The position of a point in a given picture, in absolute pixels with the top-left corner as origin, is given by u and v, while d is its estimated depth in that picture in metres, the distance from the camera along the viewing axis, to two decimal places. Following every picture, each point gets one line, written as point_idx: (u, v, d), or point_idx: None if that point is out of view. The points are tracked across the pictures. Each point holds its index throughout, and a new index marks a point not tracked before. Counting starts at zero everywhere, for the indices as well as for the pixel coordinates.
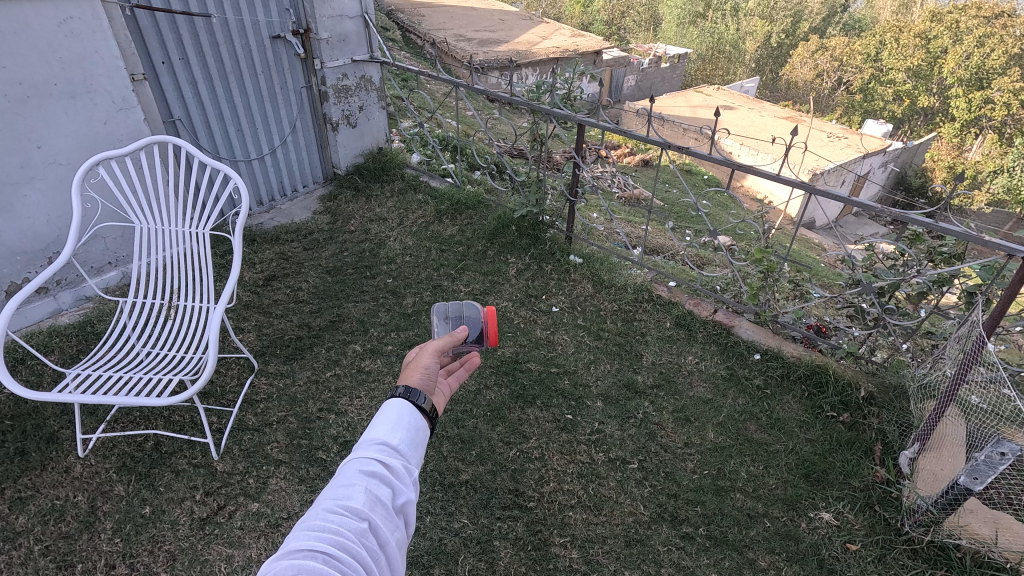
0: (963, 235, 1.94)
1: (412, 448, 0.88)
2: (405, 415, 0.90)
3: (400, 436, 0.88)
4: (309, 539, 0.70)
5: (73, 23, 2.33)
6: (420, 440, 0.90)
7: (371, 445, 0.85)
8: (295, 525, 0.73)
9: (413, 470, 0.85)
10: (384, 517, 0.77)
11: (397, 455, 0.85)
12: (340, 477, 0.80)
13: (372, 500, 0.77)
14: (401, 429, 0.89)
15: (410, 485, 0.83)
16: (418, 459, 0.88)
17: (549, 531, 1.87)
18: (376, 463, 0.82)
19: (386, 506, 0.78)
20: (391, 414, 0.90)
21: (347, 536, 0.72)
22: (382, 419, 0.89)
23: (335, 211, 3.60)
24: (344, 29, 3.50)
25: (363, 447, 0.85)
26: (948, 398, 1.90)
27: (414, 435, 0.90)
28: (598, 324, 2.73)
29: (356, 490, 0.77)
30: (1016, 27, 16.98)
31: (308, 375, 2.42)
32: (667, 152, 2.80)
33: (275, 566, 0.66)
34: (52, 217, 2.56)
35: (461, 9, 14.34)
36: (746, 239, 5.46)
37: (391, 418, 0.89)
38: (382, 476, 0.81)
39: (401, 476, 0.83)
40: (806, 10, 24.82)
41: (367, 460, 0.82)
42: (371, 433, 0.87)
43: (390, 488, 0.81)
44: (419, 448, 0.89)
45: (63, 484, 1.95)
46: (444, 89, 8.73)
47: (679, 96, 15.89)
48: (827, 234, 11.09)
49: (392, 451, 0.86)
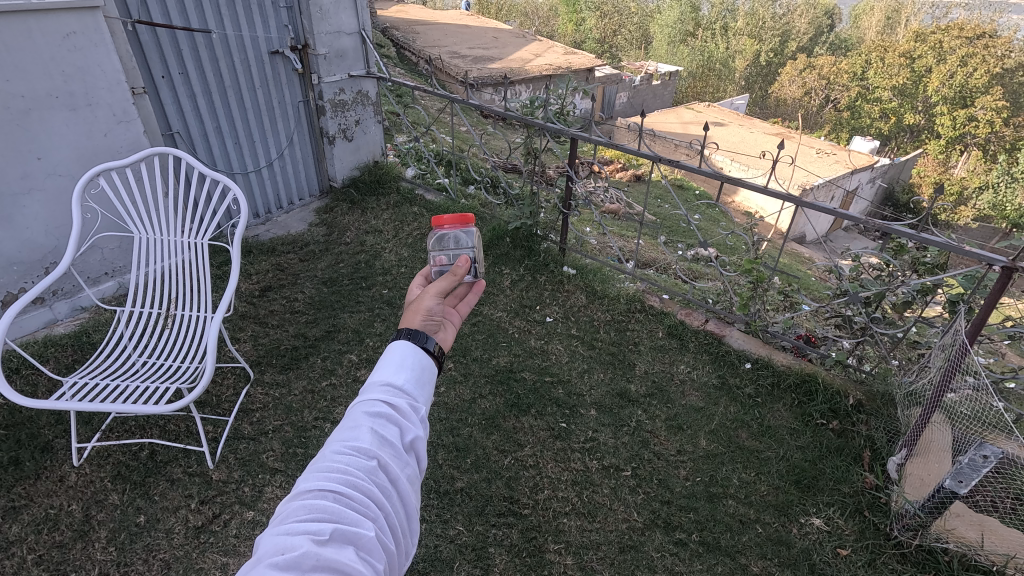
0: (945, 245, 1.99)
1: (418, 387, 0.90)
2: (407, 355, 0.92)
3: (404, 376, 0.89)
4: (318, 480, 0.73)
5: (76, 37, 2.38)
6: (426, 378, 0.91)
7: (377, 387, 0.87)
8: (307, 467, 0.75)
9: (420, 409, 0.87)
10: (393, 455, 0.79)
11: (403, 395, 0.87)
12: (347, 421, 0.82)
13: (379, 440, 0.79)
14: (405, 369, 0.90)
15: (418, 423, 0.85)
16: (425, 397, 0.89)
17: (544, 538, 1.88)
18: (381, 404, 0.84)
19: (395, 445, 0.80)
20: (394, 354, 0.92)
21: (356, 475, 0.74)
22: (387, 361, 0.91)
23: (331, 223, 3.63)
24: (342, 46, 3.59)
25: (369, 390, 0.87)
26: (931, 406, 1.95)
27: (419, 373, 0.91)
28: (591, 334, 2.76)
29: (362, 431, 0.79)
30: (998, 48, 17.47)
31: (304, 385, 2.43)
32: (658, 166, 2.75)
33: (288, 507, 0.70)
34: (49, 228, 2.57)
35: (456, 27, 14.56)
36: (737, 251, 5.56)
37: (394, 359, 0.91)
38: (388, 416, 0.83)
39: (408, 415, 0.85)
40: (793, 30, 25.31)
41: (372, 402, 0.84)
42: (375, 377, 0.89)
43: (398, 427, 0.83)
44: (426, 386, 0.91)
45: (57, 493, 1.95)
46: (438, 104, 8.87)
47: (671, 112, 16.06)
48: (817, 248, 11.25)
49: (397, 391, 0.87)
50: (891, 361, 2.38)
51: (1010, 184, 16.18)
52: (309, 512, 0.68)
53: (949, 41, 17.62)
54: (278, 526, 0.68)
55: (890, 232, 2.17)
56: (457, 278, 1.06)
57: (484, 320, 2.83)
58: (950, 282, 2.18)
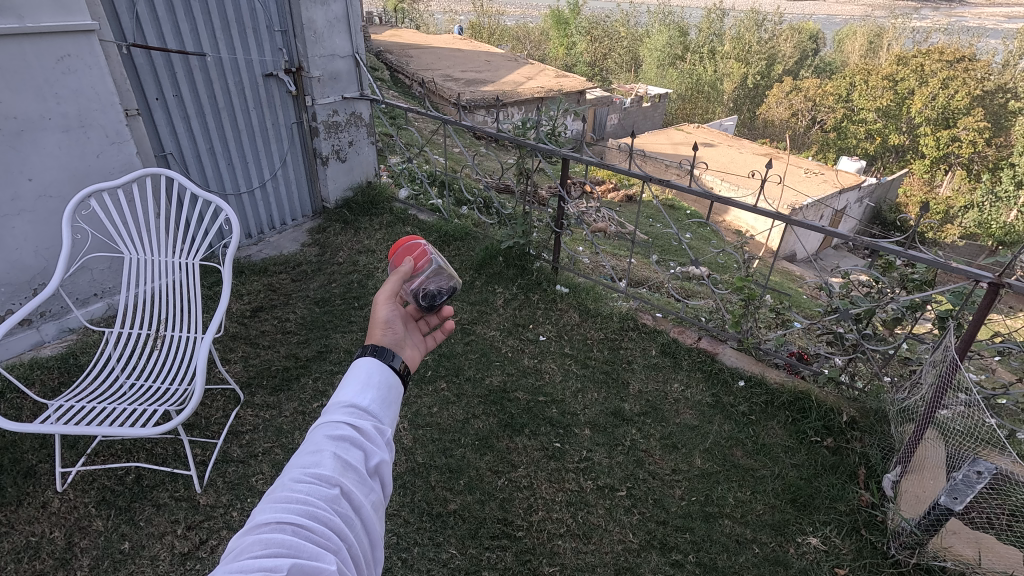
0: (932, 261, 2.01)
1: (383, 408, 0.88)
2: (373, 373, 0.91)
3: (369, 395, 0.88)
4: (276, 511, 0.70)
5: (70, 60, 2.39)
6: (392, 398, 0.91)
7: (341, 408, 0.85)
8: (263, 496, 0.73)
9: (385, 431, 0.86)
10: (357, 481, 0.78)
11: (368, 417, 0.86)
12: (308, 444, 0.80)
13: (342, 466, 0.78)
14: (370, 389, 0.89)
15: (382, 446, 0.84)
16: (390, 418, 0.88)
17: (539, 561, 1.85)
18: (345, 426, 0.83)
19: (359, 470, 0.79)
20: (359, 371, 0.91)
21: (317, 504, 0.72)
22: (351, 380, 0.90)
23: (323, 243, 3.64)
24: (335, 68, 3.62)
25: (332, 411, 0.85)
26: (925, 422, 1.95)
27: (385, 393, 0.90)
28: (585, 353, 2.76)
29: (324, 456, 0.78)
30: (977, 71, 17.93)
31: (295, 406, 2.40)
32: (649, 186, 2.72)
33: (242, 542, 0.67)
34: (39, 249, 2.55)
35: (448, 51, 14.78)
36: (728, 269, 5.60)
37: (359, 378, 0.90)
38: (352, 440, 0.81)
39: (373, 438, 0.84)
40: (779, 54, 25.86)
41: (335, 425, 0.82)
42: (339, 396, 0.87)
43: (362, 451, 0.81)
44: (391, 407, 0.90)
45: (39, 520, 1.90)
46: (432, 126, 8.96)
47: (661, 133, 16.55)
48: (808, 267, 11.37)
49: (362, 412, 0.86)
50: (883, 377, 2.39)
51: (995, 203, 16.83)
52: (265, 548, 0.66)
53: (930, 65, 17.94)
54: (231, 563, 0.64)
55: (878, 249, 2.19)
56: (399, 278, 1.12)
57: (477, 340, 2.82)
58: (939, 299, 2.20)
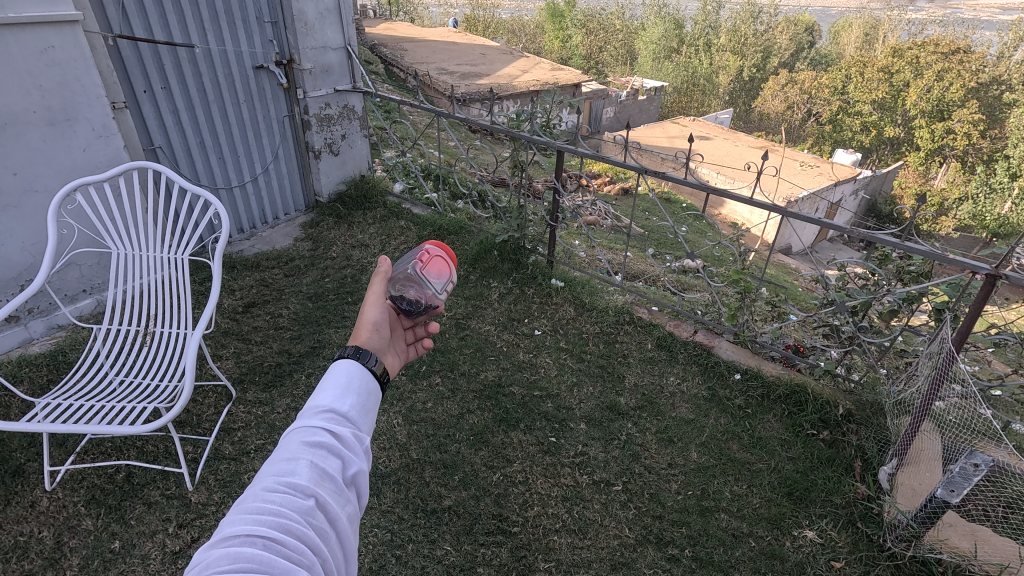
0: (929, 254, 1.99)
1: (361, 414, 0.87)
2: (354, 377, 0.90)
3: (347, 402, 0.87)
4: (246, 523, 0.68)
5: (54, 52, 2.35)
6: (370, 405, 0.90)
7: (319, 414, 0.84)
8: (232, 506, 0.70)
9: (363, 439, 0.84)
10: (334, 492, 0.76)
11: (346, 423, 0.84)
12: (283, 452, 0.77)
13: (318, 475, 0.76)
14: (350, 395, 0.88)
15: (360, 455, 0.83)
16: (368, 425, 0.87)
17: (534, 557, 1.84)
18: (322, 433, 0.81)
19: (336, 480, 0.77)
20: (338, 375, 0.90)
21: (290, 517, 0.70)
22: (330, 385, 0.88)
23: (316, 238, 3.60)
24: (327, 60, 3.57)
25: (309, 416, 0.83)
26: (921, 414, 1.94)
27: (363, 399, 0.89)
28: (580, 347, 2.74)
29: (300, 465, 0.76)
30: (972, 63, 17.88)
31: (287, 403, 2.38)
32: (645, 178, 2.68)
33: (209, 556, 0.64)
34: (25, 245, 2.51)
35: (443, 44, 14.70)
36: (726, 261, 5.59)
37: (339, 382, 0.89)
38: (329, 448, 0.80)
39: (351, 446, 0.82)
40: (776, 46, 25.78)
41: (312, 431, 0.81)
42: (316, 402, 0.86)
43: (340, 460, 0.80)
44: (370, 413, 0.89)
45: (27, 520, 1.88)
46: (426, 120, 8.91)
47: (658, 126, 16.46)
48: (804, 260, 11.36)
49: (340, 418, 0.85)
50: (880, 370, 2.37)
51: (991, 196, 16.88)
52: (233, 562, 0.63)
53: (925, 57, 17.74)
54: None
55: (874, 241, 2.17)
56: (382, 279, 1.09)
57: (471, 334, 2.80)
58: (935, 291, 2.20)
